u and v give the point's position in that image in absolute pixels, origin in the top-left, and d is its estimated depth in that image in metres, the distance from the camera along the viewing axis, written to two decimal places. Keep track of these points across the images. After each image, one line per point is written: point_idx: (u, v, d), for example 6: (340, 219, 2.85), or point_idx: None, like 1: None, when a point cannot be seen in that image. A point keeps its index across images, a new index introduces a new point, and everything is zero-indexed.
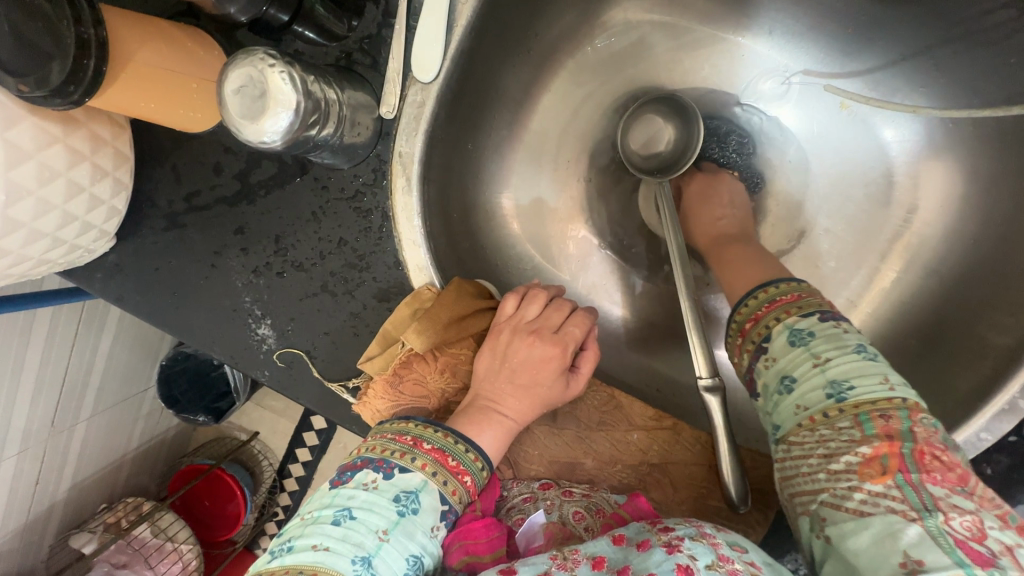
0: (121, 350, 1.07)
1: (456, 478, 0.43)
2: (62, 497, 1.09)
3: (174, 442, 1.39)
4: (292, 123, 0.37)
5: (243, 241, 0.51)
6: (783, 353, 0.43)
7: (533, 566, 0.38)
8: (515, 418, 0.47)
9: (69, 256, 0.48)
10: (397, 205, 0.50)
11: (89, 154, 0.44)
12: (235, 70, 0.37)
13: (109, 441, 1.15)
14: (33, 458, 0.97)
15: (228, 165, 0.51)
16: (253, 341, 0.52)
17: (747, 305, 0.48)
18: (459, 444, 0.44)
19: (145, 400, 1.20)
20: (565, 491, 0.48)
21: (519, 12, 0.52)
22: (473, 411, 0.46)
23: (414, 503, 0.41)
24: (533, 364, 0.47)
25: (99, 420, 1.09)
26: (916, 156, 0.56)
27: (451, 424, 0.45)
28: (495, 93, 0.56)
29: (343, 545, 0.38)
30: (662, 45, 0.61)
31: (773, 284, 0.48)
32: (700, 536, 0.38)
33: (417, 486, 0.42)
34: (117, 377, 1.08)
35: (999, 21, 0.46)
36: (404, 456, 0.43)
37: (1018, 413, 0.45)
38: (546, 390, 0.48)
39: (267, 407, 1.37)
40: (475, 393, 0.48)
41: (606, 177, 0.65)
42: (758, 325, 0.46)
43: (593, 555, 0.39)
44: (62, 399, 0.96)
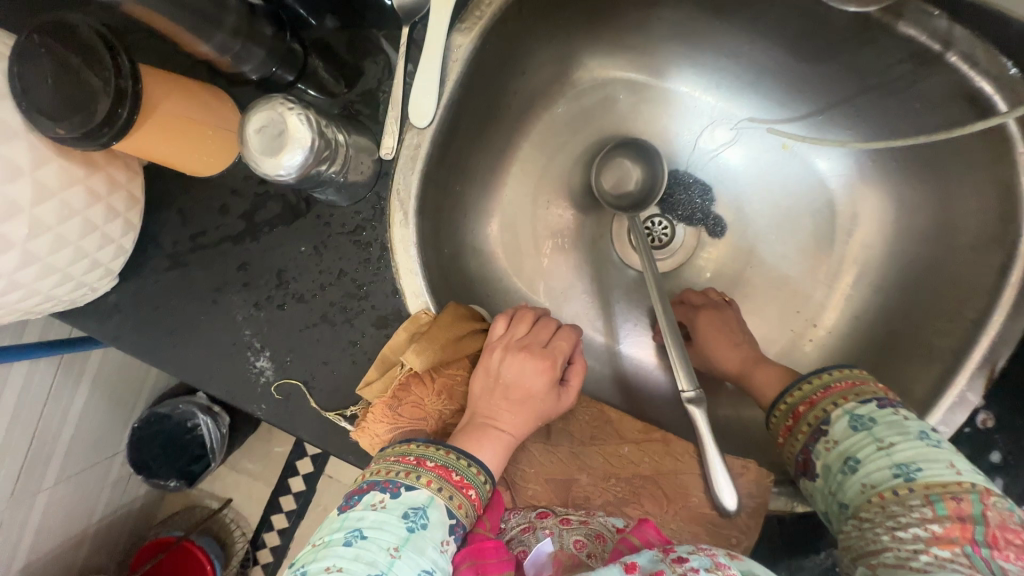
0: (94, 407, 1.10)
1: (460, 492, 0.44)
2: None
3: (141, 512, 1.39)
4: (305, 159, 0.41)
5: (245, 277, 0.54)
6: (845, 437, 0.45)
7: None
8: (512, 432, 0.49)
9: (72, 294, 0.49)
10: (394, 238, 0.53)
11: (105, 195, 0.46)
12: (256, 113, 0.41)
13: (74, 509, 1.15)
14: None
15: (234, 206, 0.54)
16: (251, 374, 0.55)
17: (802, 388, 0.50)
18: (461, 459, 0.45)
19: (114, 465, 1.25)
20: (563, 519, 0.49)
21: (502, 69, 0.59)
22: (471, 429, 0.48)
23: (423, 518, 0.42)
24: (521, 376, 0.50)
25: (64, 487, 1.10)
26: (851, 186, 0.63)
27: (456, 443, 0.47)
28: (481, 140, 0.62)
29: (357, 563, 0.39)
30: (625, 98, 0.69)
31: (828, 369, 0.50)
32: (715, 568, 0.38)
33: (424, 502, 0.42)
34: (86, 437, 1.11)
35: (902, 71, 0.52)
36: (409, 475, 0.44)
37: (968, 405, 0.50)
38: (540, 403, 0.50)
39: (239, 471, 1.41)
40: (471, 413, 0.50)
41: (582, 215, 0.71)
42: (815, 408, 0.48)
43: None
44: (31, 456, 0.98)
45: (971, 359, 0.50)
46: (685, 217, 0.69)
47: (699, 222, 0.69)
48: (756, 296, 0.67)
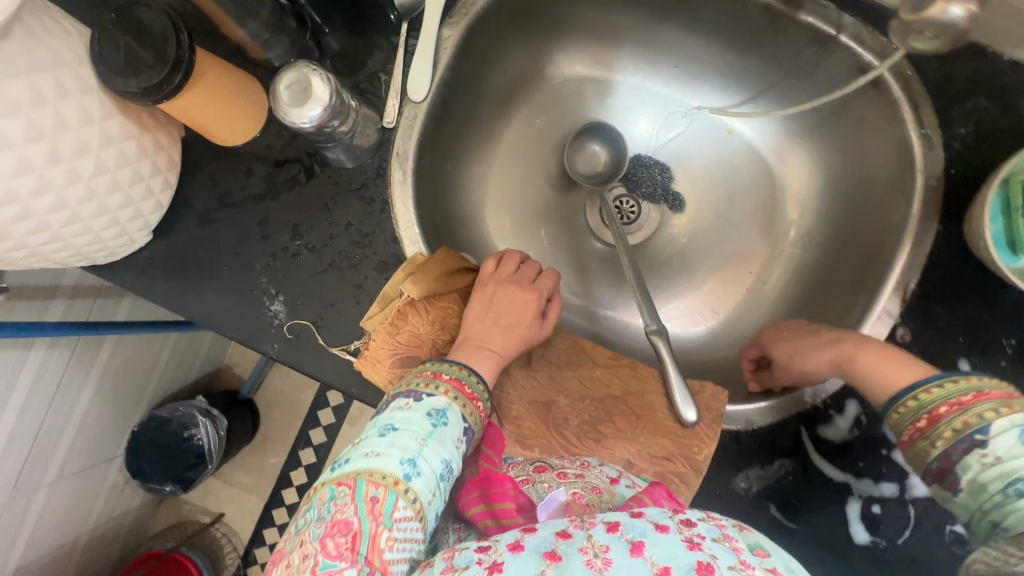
0: (98, 407, 1.15)
1: (472, 403, 0.51)
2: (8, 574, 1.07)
3: (131, 527, 1.45)
4: (321, 113, 0.50)
5: (265, 231, 0.62)
6: (1010, 453, 0.43)
7: (553, 525, 0.42)
8: (505, 351, 0.56)
9: (116, 241, 0.57)
10: (394, 193, 0.62)
11: (151, 153, 0.55)
12: (285, 74, 0.51)
13: (69, 512, 1.19)
14: None
15: (257, 170, 0.63)
16: (266, 317, 0.62)
17: (947, 387, 0.47)
18: (470, 375, 0.52)
19: (110, 472, 1.29)
20: (560, 474, 0.53)
21: (485, 61, 0.70)
22: (467, 349, 0.55)
23: (444, 418, 0.48)
24: (516, 307, 0.58)
25: (62, 487, 1.14)
26: (785, 158, 0.74)
27: (458, 360, 0.54)
28: (469, 123, 0.73)
29: (393, 449, 0.45)
30: (592, 92, 0.79)
31: (974, 374, 0.47)
32: (722, 538, 0.40)
33: (444, 406, 0.49)
34: (87, 439, 1.16)
35: (809, 54, 0.64)
36: (428, 385, 0.51)
37: (888, 320, 0.59)
38: (526, 329, 0.58)
39: (236, 484, 1.55)
40: (465, 336, 0.57)
41: (558, 193, 0.81)
42: (966, 412, 0.45)
43: (609, 520, 0.42)
44: (35, 450, 1.02)
45: (886, 285, 0.60)
46: (649, 193, 0.79)
47: (659, 197, 0.79)
48: (710, 257, 0.78)
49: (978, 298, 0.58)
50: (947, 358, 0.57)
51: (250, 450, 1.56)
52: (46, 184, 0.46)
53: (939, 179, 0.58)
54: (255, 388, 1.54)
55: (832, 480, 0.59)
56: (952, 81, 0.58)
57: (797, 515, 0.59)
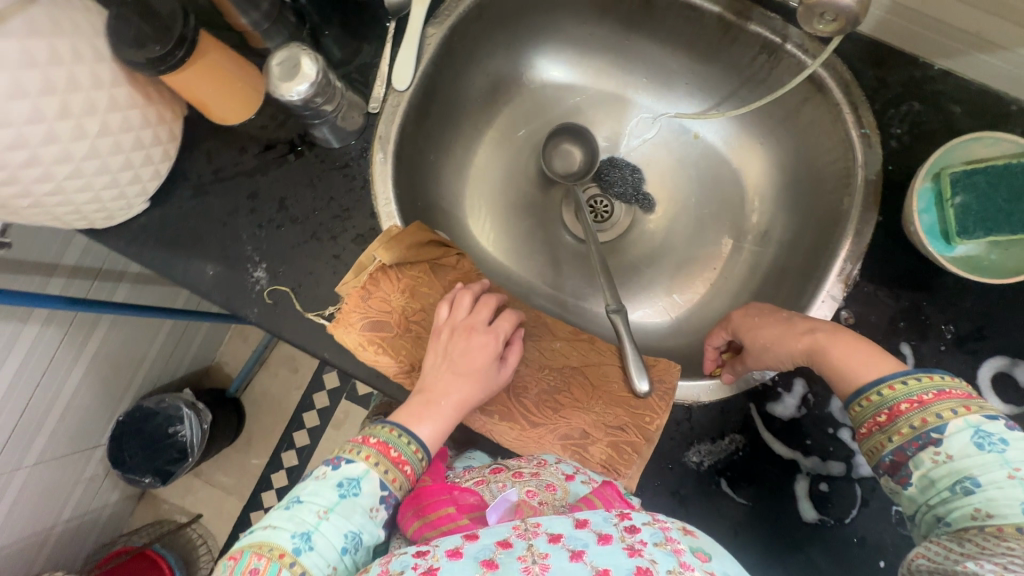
0: (86, 391, 1.18)
1: (396, 468, 0.53)
2: None
3: (106, 523, 1.44)
4: (308, 90, 0.56)
5: (254, 203, 0.67)
6: (964, 453, 0.45)
7: (497, 533, 0.45)
8: (455, 405, 0.56)
9: (115, 203, 0.62)
10: (375, 172, 0.67)
11: (154, 123, 0.61)
12: (280, 53, 0.57)
13: (46, 498, 1.20)
14: None
15: (251, 148, 0.68)
16: (248, 282, 0.66)
17: (908, 384, 0.48)
18: (400, 437, 0.54)
19: (91, 461, 1.30)
20: (515, 473, 0.56)
21: (468, 62, 0.76)
22: (416, 405, 0.56)
23: (355, 488, 0.51)
24: (471, 354, 0.58)
25: (43, 470, 1.15)
26: (746, 161, 0.80)
27: (394, 419, 0.56)
28: (452, 118, 0.79)
29: (288, 523, 0.49)
30: (570, 96, 0.85)
31: (937, 372, 0.48)
32: (665, 542, 0.43)
33: (359, 474, 0.52)
34: (72, 423, 1.18)
35: (761, 62, 0.70)
36: (352, 451, 0.53)
37: (833, 303, 0.63)
38: (483, 373, 0.58)
39: (216, 484, 1.55)
40: (421, 386, 0.58)
41: (535, 189, 0.86)
42: (926, 410, 0.47)
43: (551, 530, 0.44)
44: (19, 427, 1.04)
45: (831, 271, 0.64)
46: (621, 193, 0.83)
47: (631, 198, 0.84)
48: (677, 253, 0.83)
49: (916, 286, 0.61)
50: (887, 341, 0.61)
51: (233, 450, 1.57)
52: (55, 136, 0.51)
53: (878, 174, 0.63)
54: (242, 387, 1.56)
55: (778, 456, 0.61)
56: (888, 86, 0.64)
57: (746, 491, 0.61)
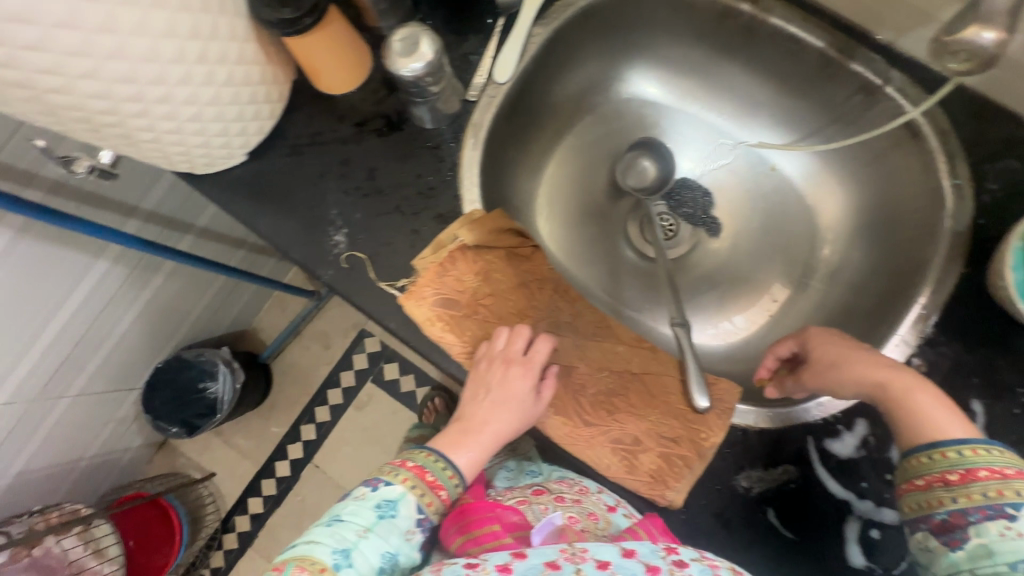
0: (134, 334, 1.21)
1: (432, 492, 0.58)
2: (15, 470, 1.13)
3: (125, 466, 1.48)
4: (420, 68, 0.59)
5: (344, 169, 0.70)
6: None
7: (543, 554, 0.51)
8: (490, 433, 0.62)
9: (220, 151, 0.66)
10: (464, 156, 0.69)
11: (268, 82, 0.65)
12: (402, 30, 0.60)
13: (79, 430, 1.24)
14: (15, 414, 1.05)
15: (349, 117, 0.71)
16: (328, 245, 0.68)
17: (994, 453, 0.47)
18: (437, 463, 0.59)
19: (125, 402, 1.33)
20: (557, 497, 0.67)
21: (563, 65, 0.78)
22: (451, 434, 0.63)
23: (392, 510, 0.55)
24: (509, 387, 0.60)
25: (83, 402, 1.19)
26: (823, 197, 0.80)
27: (431, 446, 0.62)
28: (538, 118, 0.81)
29: (330, 539, 0.53)
30: (653, 112, 0.86)
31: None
32: (701, 563, 0.52)
33: (396, 497, 0.56)
34: (116, 362, 1.22)
35: (857, 102, 0.70)
36: (390, 473, 0.58)
37: (905, 349, 0.62)
38: (519, 404, 0.61)
39: (233, 446, 1.59)
40: (460, 415, 0.64)
41: (605, 197, 0.87)
42: (1007, 483, 0.45)
43: (599, 558, 0.51)
44: (70, 357, 1.08)
45: (907, 317, 0.63)
46: (689, 214, 0.84)
47: (700, 220, 0.84)
48: (739, 281, 0.82)
49: (995, 344, 0.60)
50: (958, 396, 0.59)
51: (255, 415, 1.59)
52: (188, 80, 0.55)
53: (967, 227, 0.62)
54: (274, 354, 1.59)
55: (832, 495, 0.59)
56: (986, 141, 0.63)
57: (794, 525, 0.60)
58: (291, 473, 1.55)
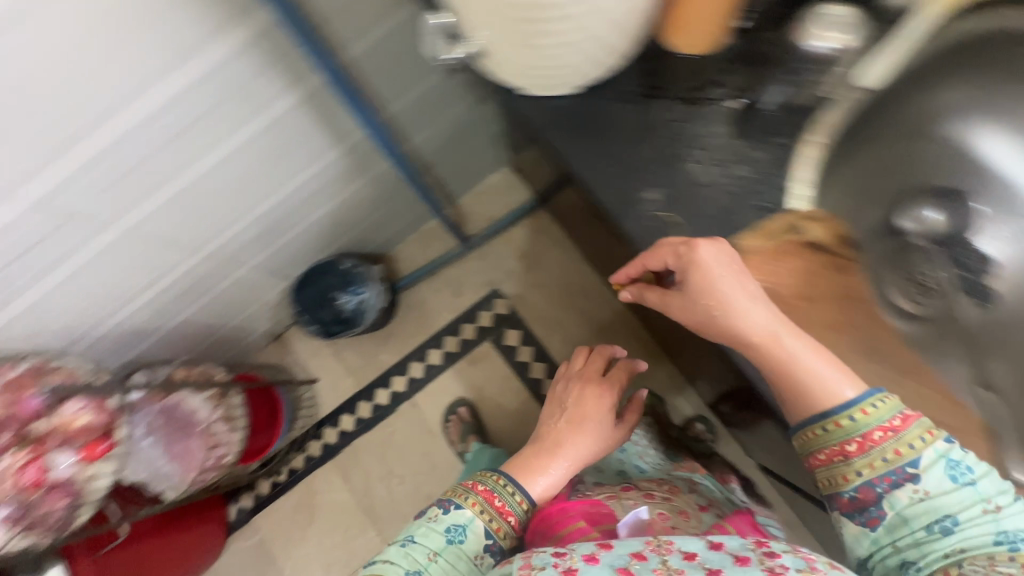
0: (315, 228, 1.23)
1: (500, 517, 0.76)
2: (183, 317, 1.19)
3: (246, 346, 1.53)
4: (825, 48, 0.67)
5: (675, 130, 0.68)
6: (952, 496, 0.56)
7: (630, 545, 0.65)
8: (569, 453, 0.87)
9: (568, 77, 0.66)
10: (804, 153, 0.66)
11: (643, 24, 0.64)
12: (836, 7, 0.68)
13: (238, 300, 1.28)
14: (206, 267, 1.08)
15: (691, 82, 0.69)
16: (640, 199, 0.66)
17: (880, 406, 0.58)
18: (504, 487, 0.79)
19: (276, 288, 1.37)
20: (648, 495, 0.91)
21: (900, 91, 0.75)
22: (542, 452, 0.87)
23: (461, 535, 0.73)
24: (585, 404, 0.92)
25: (253, 275, 1.23)
26: None
27: (500, 473, 0.81)
28: (858, 136, 0.75)
29: (404, 561, 0.70)
30: (969, 164, 0.78)
31: (882, 399, 0.58)
32: (807, 568, 0.58)
33: (464, 523, 0.74)
34: (291, 249, 1.25)
35: None
36: (461, 497, 0.76)
37: None
38: (596, 426, 0.91)
39: (341, 361, 1.61)
40: (548, 434, 0.90)
41: (885, 235, 0.78)
42: (898, 437, 0.57)
43: (686, 550, 0.64)
44: (269, 231, 1.12)
45: None
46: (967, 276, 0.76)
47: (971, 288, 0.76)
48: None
49: None
50: None
51: (370, 339, 1.61)
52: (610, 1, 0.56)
53: None
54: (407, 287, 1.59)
55: None
56: None
57: None
58: (389, 403, 1.57)
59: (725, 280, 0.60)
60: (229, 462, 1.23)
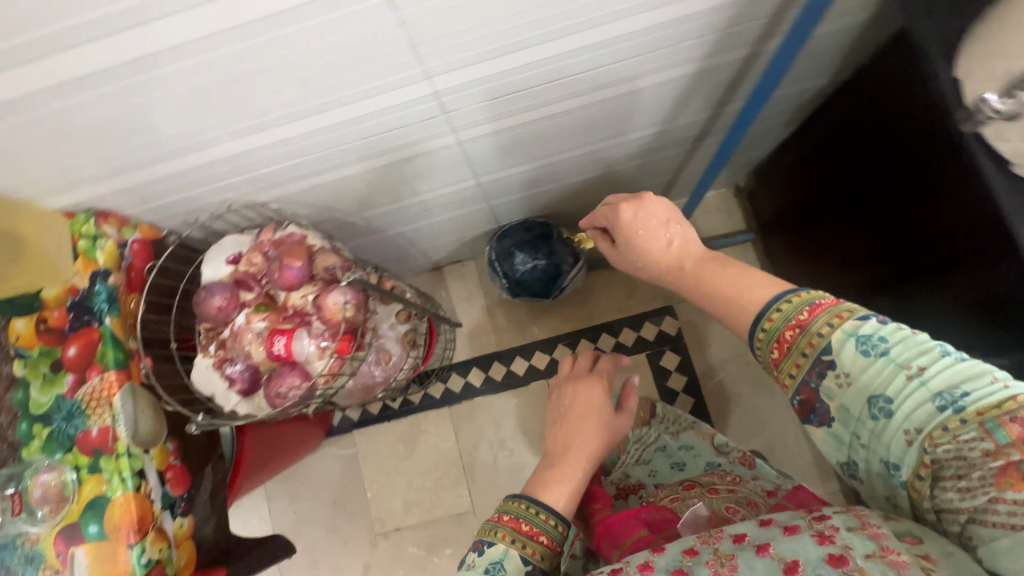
0: (561, 189, 1.17)
1: (532, 541, 0.70)
2: (404, 227, 1.13)
3: (412, 265, 1.48)
4: None
5: None
6: (863, 371, 0.51)
7: (685, 542, 0.58)
8: (583, 454, 0.80)
9: None
10: None
11: None
12: None
13: (449, 227, 1.23)
14: (464, 192, 1.02)
15: None
16: None
17: (783, 309, 0.57)
18: (527, 508, 0.72)
19: (480, 227, 1.31)
20: (712, 489, 0.79)
21: None
22: (541, 481, 0.77)
23: (500, 568, 0.68)
24: (584, 398, 0.86)
25: (481, 211, 1.17)
26: None
27: (522, 496, 0.74)
28: None
29: None
30: None
31: (805, 291, 0.57)
32: (863, 526, 0.49)
33: (500, 556, 0.69)
34: (526, 200, 1.19)
35: None
36: (493, 533, 0.71)
37: None
38: (594, 416, 0.84)
39: (489, 315, 1.56)
40: (565, 453, 0.80)
41: None
42: (809, 330, 0.54)
43: (737, 533, 0.56)
44: (535, 179, 1.05)
45: None
46: None
47: None
48: None
49: None
50: None
51: (526, 305, 1.55)
52: None
53: None
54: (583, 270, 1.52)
55: None
56: None
57: None
58: (522, 376, 1.52)
59: (645, 220, 0.76)
60: (400, 379, 1.19)
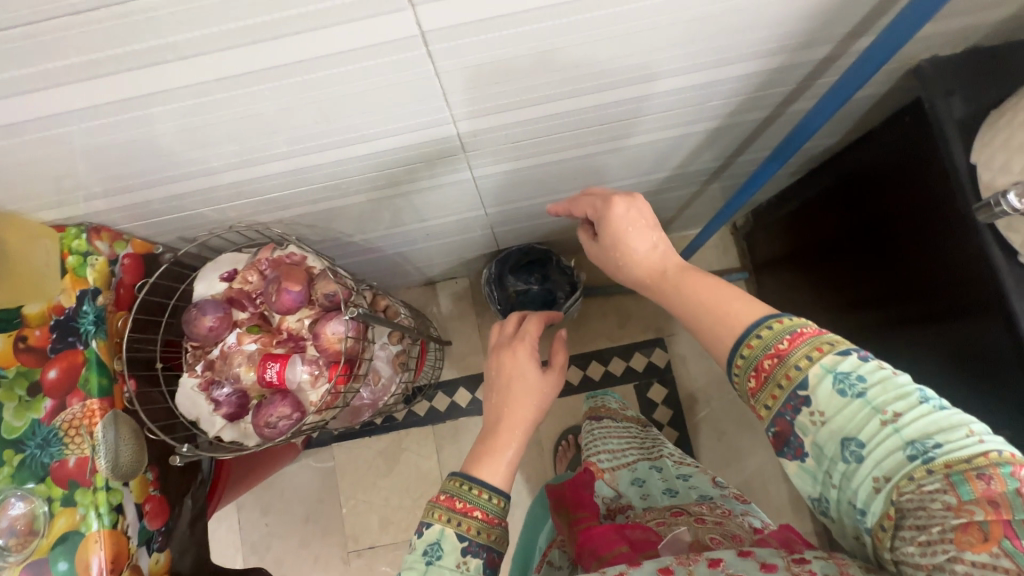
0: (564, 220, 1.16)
1: (467, 517, 0.58)
2: (402, 247, 1.11)
3: (406, 280, 1.46)
4: None
5: None
6: (834, 410, 0.45)
7: (662, 563, 0.54)
8: (522, 423, 0.67)
9: None
10: None
11: None
12: None
13: (447, 249, 1.20)
14: (467, 220, 1.01)
15: None
16: None
17: (761, 336, 0.50)
18: (462, 485, 0.60)
19: (477, 249, 1.28)
20: (693, 518, 0.73)
21: None
22: (476, 457, 0.64)
23: (438, 551, 0.57)
24: (510, 369, 0.71)
25: (481, 236, 1.16)
26: None
27: (457, 470, 0.62)
28: None
29: None
30: None
31: (785, 315, 0.50)
32: (839, 573, 0.47)
33: (438, 538, 0.58)
34: (528, 228, 1.17)
35: None
36: (431, 514, 0.59)
37: None
38: (525, 382, 0.70)
39: (480, 334, 1.54)
40: (495, 429, 0.66)
41: None
42: (785, 362, 0.48)
43: (713, 558, 0.53)
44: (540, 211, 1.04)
45: None
46: None
47: None
48: None
49: None
50: None
51: None
52: None
53: None
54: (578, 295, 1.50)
55: None
56: None
57: None
58: None
59: (635, 217, 0.66)
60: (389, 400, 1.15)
